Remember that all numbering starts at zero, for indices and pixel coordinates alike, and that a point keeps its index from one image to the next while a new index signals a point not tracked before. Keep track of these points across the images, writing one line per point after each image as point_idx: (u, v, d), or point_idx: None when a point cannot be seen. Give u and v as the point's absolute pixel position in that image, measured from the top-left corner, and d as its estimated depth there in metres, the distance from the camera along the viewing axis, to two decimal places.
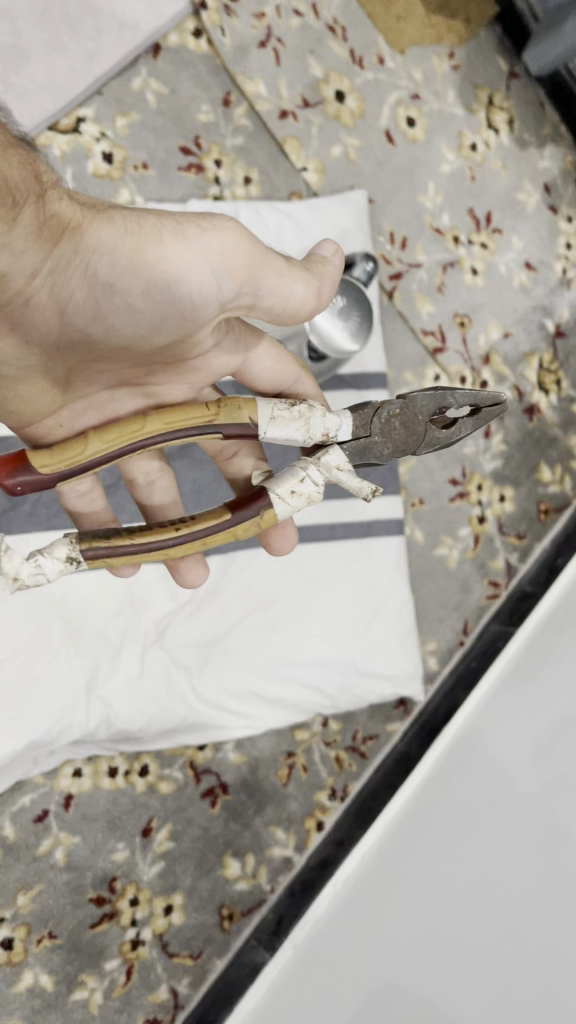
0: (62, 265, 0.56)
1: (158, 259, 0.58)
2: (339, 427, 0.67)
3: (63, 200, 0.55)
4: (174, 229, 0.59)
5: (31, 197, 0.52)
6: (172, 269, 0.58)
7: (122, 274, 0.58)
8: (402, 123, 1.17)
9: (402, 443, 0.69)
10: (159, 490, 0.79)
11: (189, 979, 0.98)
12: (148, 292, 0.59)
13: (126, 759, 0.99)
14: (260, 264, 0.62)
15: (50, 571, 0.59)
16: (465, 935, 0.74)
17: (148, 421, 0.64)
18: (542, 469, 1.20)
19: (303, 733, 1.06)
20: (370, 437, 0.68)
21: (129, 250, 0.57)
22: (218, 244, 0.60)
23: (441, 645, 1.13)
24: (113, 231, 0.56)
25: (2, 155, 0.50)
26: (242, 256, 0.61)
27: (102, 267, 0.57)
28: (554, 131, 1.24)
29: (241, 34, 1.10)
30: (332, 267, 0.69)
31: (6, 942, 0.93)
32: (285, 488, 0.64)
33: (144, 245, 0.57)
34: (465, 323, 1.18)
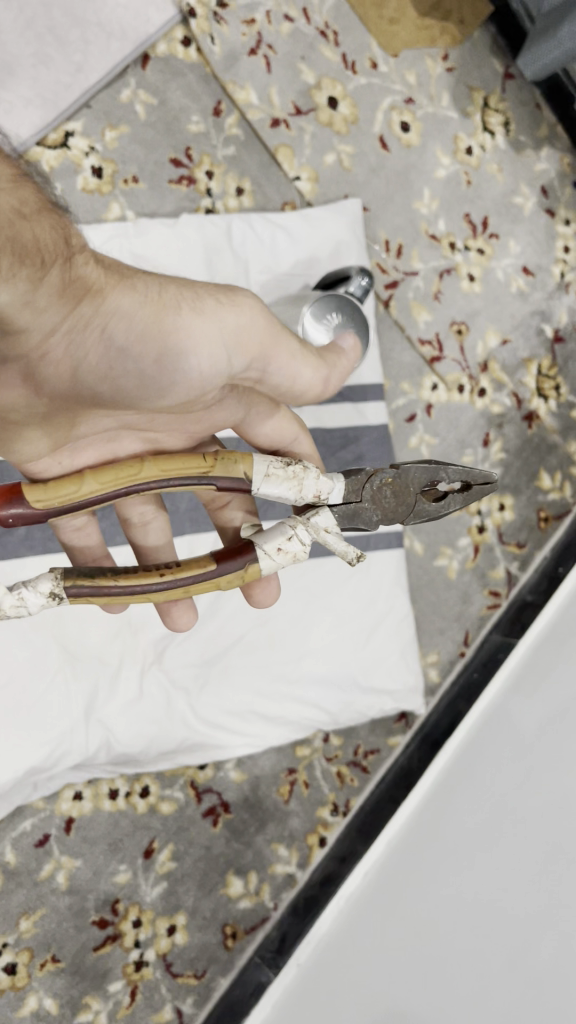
0: (80, 327, 0.54)
1: (176, 329, 0.58)
2: (332, 489, 0.66)
3: (88, 262, 0.53)
4: (193, 301, 0.60)
5: (59, 259, 0.49)
6: (189, 342, 0.59)
7: (138, 339, 0.57)
8: (396, 128, 1.15)
9: (392, 511, 0.68)
10: (154, 530, 0.78)
11: (193, 998, 0.98)
12: (161, 361, 0.59)
13: (127, 781, 0.99)
14: (273, 341, 0.66)
15: (32, 606, 0.58)
16: (469, 966, 0.72)
17: (146, 466, 0.63)
18: (542, 477, 1.18)
19: (304, 749, 1.06)
20: (361, 501, 0.68)
21: (145, 316, 0.56)
22: (233, 320, 0.62)
23: (442, 657, 1.13)
24: (133, 298, 0.56)
25: (35, 218, 0.48)
26: (255, 332, 0.64)
27: (119, 332, 0.56)
28: (551, 131, 1.22)
29: (231, 41, 1.08)
30: (339, 366, 0.80)
31: (10, 967, 0.93)
32: (272, 544, 0.63)
33: (164, 314, 0.57)
34: (462, 331, 1.17)
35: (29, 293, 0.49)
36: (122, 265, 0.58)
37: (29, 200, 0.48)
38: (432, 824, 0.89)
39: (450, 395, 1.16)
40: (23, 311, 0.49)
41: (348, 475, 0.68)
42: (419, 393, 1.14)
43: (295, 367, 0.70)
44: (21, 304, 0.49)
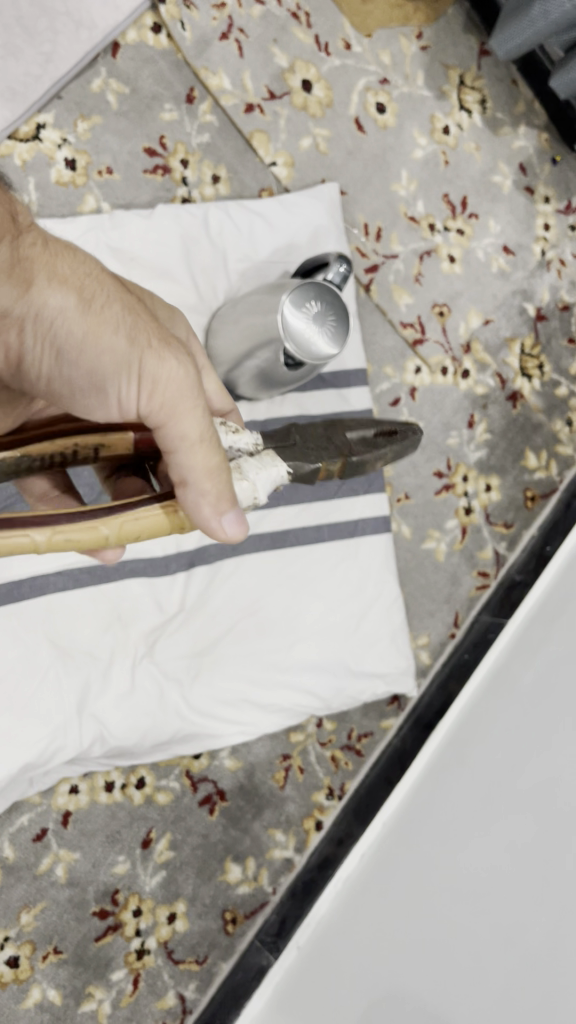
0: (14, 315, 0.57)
1: (102, 344, 0.57)
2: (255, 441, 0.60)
3: (36, 242, 0.55)
4: (130, 328, 0.58)
5: (6, 234, 0.53)
6: (107, 359, 0.57)
7: (68, 340, 0.58)
8: (371, 109, 1.14)
9: (326, 447, 0.62)
10: None
11: (196, 983, 0.99)
12: (88, 361, 0.58)
13: (122, 773, 1.00)
14: (185, 407, 0.56)
15: None
16: (466, 941, 0.73)
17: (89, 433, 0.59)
18: (528, 456, 1.18)
19: (298, 735, 1.06)
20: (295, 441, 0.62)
21: (84, 321, 0.57)
22: (156, 365, 0.57)
23: (432, 639, 1.13)
24: (69, 292, 0.56)
25: None
26: (172, 386, 0.57)
27: (54, 327, 0.57)
28: (528, 108, 1.21)
29: (201, 26, 1.07)
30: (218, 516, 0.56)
31: (12, 960, 0.94)
32: None
33: (99, 325, 0.57)
34: (444, 313, 1.16)
35: None
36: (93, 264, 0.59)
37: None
38: (427, 804, 0.90)
39: (434, 378, 1.15)
40: None
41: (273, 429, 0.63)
42: (402, 377, 1.14)
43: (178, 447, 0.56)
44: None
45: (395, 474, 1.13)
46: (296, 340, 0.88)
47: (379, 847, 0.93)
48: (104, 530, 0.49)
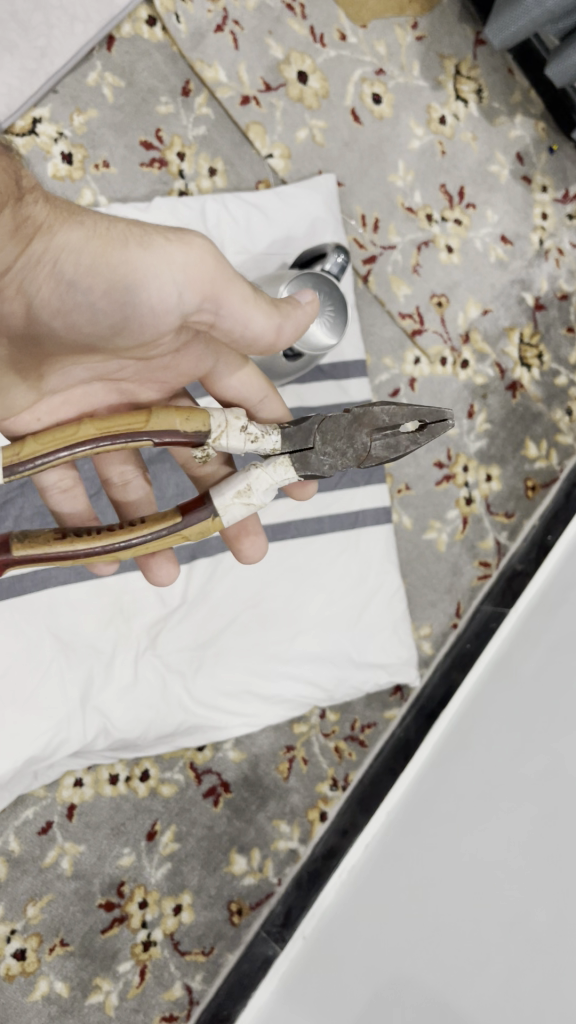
0: (32, 264, 0.61)
1: (122, 262, 0.62)
2: (275, 442, 0.68)
3: (38, 201, 0.58)
4: (140, 236, 0.63)
5: (10, 201, 0.56)
6: (134, 275, 0.63)
7: (86, 273, 0.62)
8: (367, 99, 1.14)
9: (341, 454, 0.67)
10: (134, 489, 0.82)
11: (202, 975, 1.00)
12: (111, 293, 0.63)
13: (126, 765, 1.00)
14: (228, 280, 0.67)
15: None
16: (469, 929, 0.73)
17: (83, 425, 0.66)
18: (528, 445, 1.18)
19: (301, 726, 1.07)
20: (312, 446, 0.67)
21: (92, 253, 0.61)
22: (182, 258, 0.64)
23: (434, 628, 1.13)
24: (74, 231, 0.60)
25: None
26: (207, 275, 0.66)
27: (68, 266, 0.61)
28: (524, 97, 1.21)
29: (196, 19, 1.08)
30: (300, 315, 0.73)
31: (19, 953, 0.95)
32: (232, 500, 0.67)
33: (110, 248, 0.62)
34: (442, 303, 1.16)
35: None
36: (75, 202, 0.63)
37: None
38: (427, 794, 0.90)
39: (433, 368, 1.15)
40: None
41: (295, 426, 0.69)
42: (401, 367, 1.14)
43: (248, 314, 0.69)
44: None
45: (395, 465, 1.13)
46: None
47: (382, 838, 0.93)
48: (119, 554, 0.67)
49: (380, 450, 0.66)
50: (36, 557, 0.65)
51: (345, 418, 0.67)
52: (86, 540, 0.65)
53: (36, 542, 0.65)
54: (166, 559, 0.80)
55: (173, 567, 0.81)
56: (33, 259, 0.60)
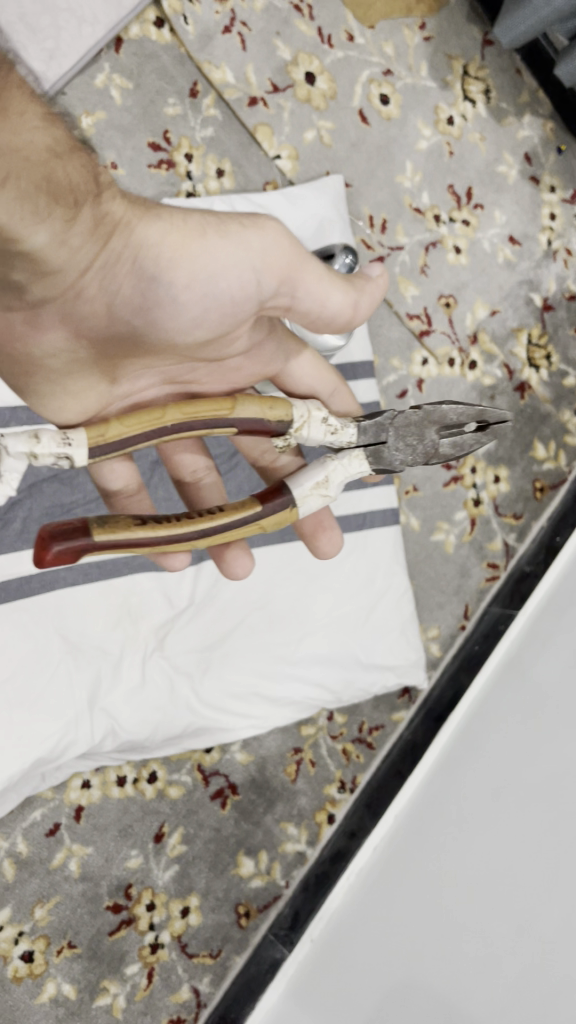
0: (113, 260, 0.59)
1: (202, 252, 0.62)
2: (351, 435, 0.69)
3: (115, 198, 0.57)
4: (217, 225, 0.63)
5: (89, 197, 0.55)
6: (216, 265, 0.62)
7: (167, 266, 0.61)
8: (375, 100, 1.14)
9: (412, 452, 0.69)
10: (207, 487, 0.80)
11: (210, 977, 0.99)
12: (194, 284, 0.62)
13: (134, 767, 1.00)
14: (304, 260, 0.68)
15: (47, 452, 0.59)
16: (478, 933, 0.73)
17: (169, 410, 0.65)
18: (536, 447, 1.18)
19: (309, 728, 1.06)
20: (385, 441, 0.69)
21: (173, 244, 0.60)
22: (259, 243, 0.64)
23: (442, 630, 1.13)
24: (153, 224, 0.59)
25: (68, 158, 0.52)
26: (284, 257, 0.66)
27: (150, 260, 0.60)
28: (532, 97, 1.20)
29: (204, 20, 1.08)
30: (374, 288, 0.75)
31: (27, 955, 0.94)
32: (310, 489, 0.68)
33: (189, 239, 0.61)
34: (450, 304, 1.16)
35: (60, 228, 0.54)
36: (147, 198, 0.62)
37: (61, 138, 0.52)
38: (436, 795, 0.90)
39: (441, 368, 1.15)
40: (55, 247, 0.55)
41: (368, 420, 0.70)
42: (409, 368, 1.14)
43: (325, 291, 0.70)
44: (53, 240, 0.54)
45: None
46: None
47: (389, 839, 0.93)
48: (197, 542, 0.65)
49: (446, 448, 0.69)
50: (116, 540, 0.60)
51: (416, 414, 0.69)
52: (170, 526, 0.63)
53: (119, 526, 0.60)
54: (240, 550, 0.77)
55: (247, 561, 0.78)
56: (113, 254, 0.58)
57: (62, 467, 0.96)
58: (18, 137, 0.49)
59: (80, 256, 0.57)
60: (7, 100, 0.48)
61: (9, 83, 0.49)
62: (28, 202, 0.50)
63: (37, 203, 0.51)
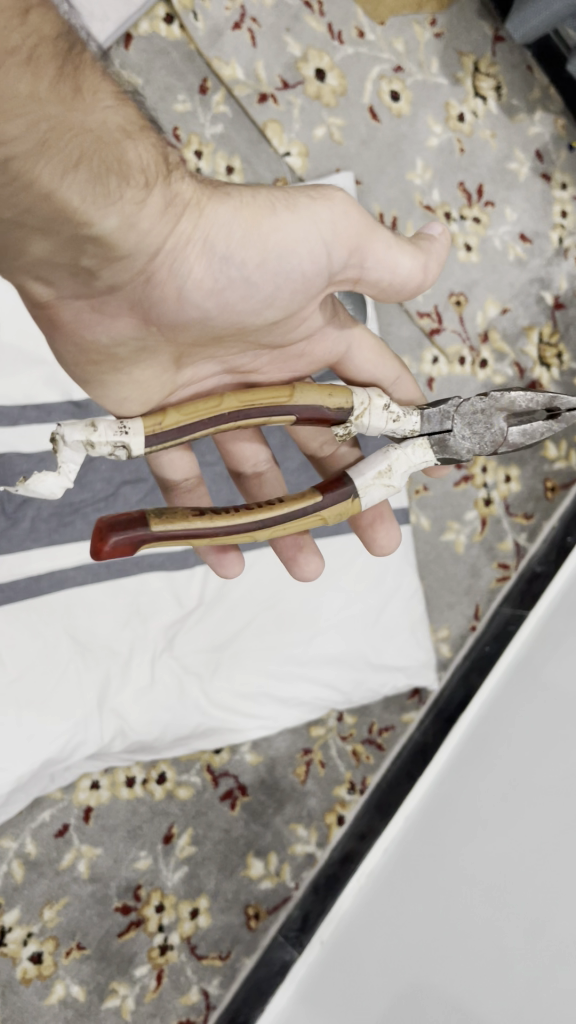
0: (184, 243, 0.58)
1: (273, 227, 0.60)
2: (415, 424, 0.67)
3: (184, 179, 0.56)
4: (285, 200, 0.61)
5: (159, 177, 0.54)
6: (287, 240, 0.61)
7: (238, 245, 0.60)
8: (385, 97, 1.13)
9: (478, 439, 0.66)
10: (268, 481, 0.80)
11: (219, 979, 0.99)
12: (264, 264, 0.61)
13: (143, 767, 0.99)
14: (373, 227, 0.65)
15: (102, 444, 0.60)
16: (492, 936, 0.72)
17: (226, 398, 0.64)
18: (548, 446, 1.16)
19: (319, 729, 1.06)
20: (450, 430, 0.67)
21: (244, 224, 0.59)
22: (329, 215, 0.62)
23: (453, 630, 1.12)
24: (225, 206, 0.58)
25: (138, 141, 0.52)
26: (353, 228, 0.63)
27: (220, 240, 0.59)
28: (544, 94, 1.19)
29: (214, 16, 1.07)
30: (438, 246, 0.71)
31: (36, 956, 0.94)
32: (372, 479, 0.66)
33: (260, 216, 0.60)
34: (460, 302, 1.15)
35: (132, 210, 0.53)
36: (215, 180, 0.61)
37: (132, 117, 0.52)
38: (446, 796, 0.89)
39: (452, 366, 1.15)
40: (127, 230, 0.54)
41: (433, 407, 0.68)
42: (419, 367, 1.13)
43: (394, 256, 0.66)
44: (123, 222, 0.53)
45: None
46: None
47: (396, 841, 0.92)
48: (255, 534, 0.65)
49: (516, 437, 0.66)
50: (170, 532, 0.61)
51: (484, 399, 0.66)
52: (227, 518, 0.63)
53: (174, 519, 0.60)
54: (310, 550, 0.76)
55: (319, 563, 0.77)
56: (183, 236, 0.57)
57: None
58: (89, 114, 0.49)
59: (151, 237, 0.55)
60: (82, 77, 0.49)
61: (82, 59, 0.50)
62: (98, 182, 0.50)
63: (106, 182, 0.51)
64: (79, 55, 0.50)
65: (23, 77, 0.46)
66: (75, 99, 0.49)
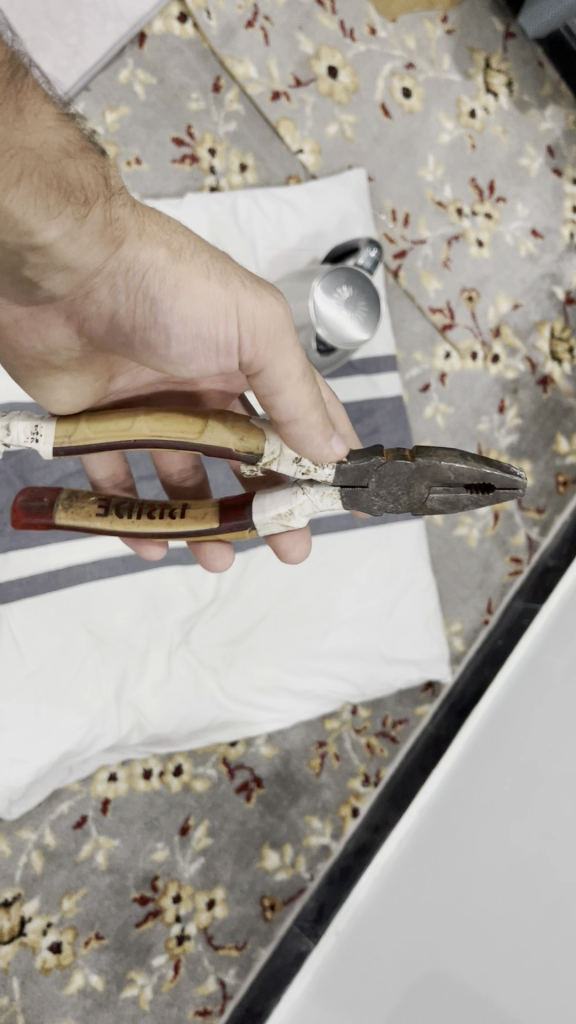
0: (117, 269, 0.57)
1: (197, 293, 0.59)
2: (328, 474, 0.62)
3: (126, 205, 0.55)
4: (220, 271, 0.60)
5: (99, 198, 0.53)
6: (206, 309, 0.60)
7: (165, 293, 0.59)
8: (397, 93, 1.14)
9: (394, 501, 0.61)
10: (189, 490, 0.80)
11: (235, 969, 0.99)
12: (185, 320, 0.60)
13: (160, 760, 1.00)
14: (279, 348, 0.61)
15: (17, 436, 0.64)
16: (507, 925, 0.73)
17: (138, 419, 0.63)
18: (560, 440, 1.17)
19: (333, 721, 1.07)
20: (365, 487, 0.62)
21: (177, 272, 0.58)
22: (253, 305, 0.61)
23: (466, 625, 1.13)
24: (159, 246, 0.58)
25: (79, 159, 0.51)
26: (274, 328, 0.61)
27: (149, 282, 0.58)
28: (554, 89, 1.20)
29: (226, 15, 1.08)
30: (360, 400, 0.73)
31: (55, 946, 0.95)
32: (271, 516, 0.64)
33: (191, 276, 0.59)
34: (473, 297, 1.16)
35: (71, 229, 0.52)
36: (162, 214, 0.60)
37: (74, 140, 0.51)
38: (460, 789, 0.89)
39: (463, 363, 1.15)
40: (64, 247, 0.53)
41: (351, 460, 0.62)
42: (432, 362, 1.14)
43: (281, 384, 0.62)
44: (63, 237, 0.52)
45: None
46: (327, 325, 0.93)
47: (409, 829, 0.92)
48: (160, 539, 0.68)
49: (437, 503, 0.61)
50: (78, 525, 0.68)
51: (407, 467, 0.59)
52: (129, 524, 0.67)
53: (80, 518, 0.68)
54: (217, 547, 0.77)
55: (227, 555, 0.78)
56: (120, 266, 0.57)
57: None
58: (29, 135, 0.48)
59: (89, 261, 0.55)
60: (24, 101, 0.48)
61: (24, 83, 0.48)
62: (40, 198, 0.49)
63: (48, 199, 0.49)
64: (22, 80, 0.48)
65: None
66: (15, 122, 0.48)
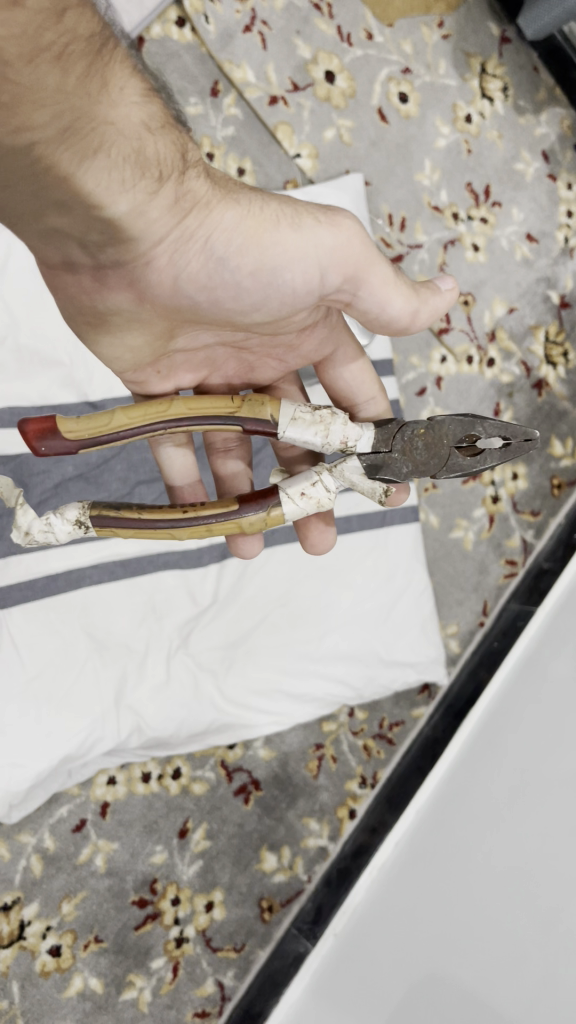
0: (185, 239, 0.57)
1: (273, 243, 0.60)
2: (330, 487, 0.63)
3: (200, 175, 0.56)
4: (291, 216, 0.60)
5: (173, 173, 0.54)
6: (284, 255, 0.60)
7: (237, 252, 0.59)
8: (394, 99, 1.14)
9: (417, 446, 0.63)
10: (234, 457, 0.78)
11: (234, 971, 1.00)
12: (258, 272, 0.61)
13: (158, 763, 1.01)
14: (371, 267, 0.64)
15: (59, 532, 0.61)
16: (505, 928, 0.73)
17: (175, 402, 0.63)
18: (554, 443, 1.18)
19: (330, 725, 1.07)
20: (389, 453, 0.63)
21: (249, 229, 0.59)
22: (330, 240, 0.62)
23: (461, 627, 1.13)
24: (236, 208, 0.58)
25: (158, 134, 0.51)
26: (352, 256, 0.63)
27: (219, 244, 0.58)
28: (549, 94, 1.21)
29: (225, 19, 1.08)
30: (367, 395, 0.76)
31: (54, 949, 0.95)
32: (295, 490, 0.62)
33: (263, 229, 0.59)
34: (469, 301, 1.16)
35: (141, 198, 0.53)
36: (228, 179, 0.60)
37: (155, 114, 0.51)
38: (457, 790, 0.90)
39: (460, 367, 1.15)
40: (134, 219, 0.54)
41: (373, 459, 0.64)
42: (428, 366, 1.14)
43: (387, 298, 0.66)
44: (132, 212, 0.53)
45: None
46: None
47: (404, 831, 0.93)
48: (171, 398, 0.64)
49: (454, 429, 0.62)
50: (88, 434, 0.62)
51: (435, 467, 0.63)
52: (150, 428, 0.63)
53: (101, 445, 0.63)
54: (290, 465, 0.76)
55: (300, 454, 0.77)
56: (193, 233, 0.57)
57: (88, 466, 0.96)
58: (113, 110, 0.48)
59: (162, 231, 0.56)
60: (110, 74, 0.47)
61: (113, 56, 0.47)
62: (115, 171, 0.50)
63: (123, 173, 0.50)
64: (110, 51, 0.47)
65: (53, 73, 0.43)
66: (100, 95, 0.47)
